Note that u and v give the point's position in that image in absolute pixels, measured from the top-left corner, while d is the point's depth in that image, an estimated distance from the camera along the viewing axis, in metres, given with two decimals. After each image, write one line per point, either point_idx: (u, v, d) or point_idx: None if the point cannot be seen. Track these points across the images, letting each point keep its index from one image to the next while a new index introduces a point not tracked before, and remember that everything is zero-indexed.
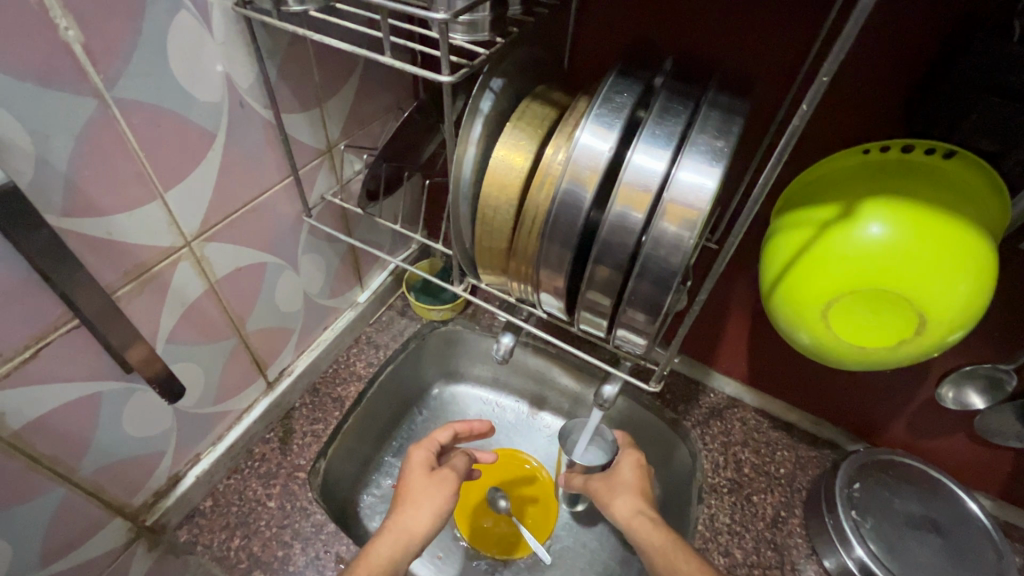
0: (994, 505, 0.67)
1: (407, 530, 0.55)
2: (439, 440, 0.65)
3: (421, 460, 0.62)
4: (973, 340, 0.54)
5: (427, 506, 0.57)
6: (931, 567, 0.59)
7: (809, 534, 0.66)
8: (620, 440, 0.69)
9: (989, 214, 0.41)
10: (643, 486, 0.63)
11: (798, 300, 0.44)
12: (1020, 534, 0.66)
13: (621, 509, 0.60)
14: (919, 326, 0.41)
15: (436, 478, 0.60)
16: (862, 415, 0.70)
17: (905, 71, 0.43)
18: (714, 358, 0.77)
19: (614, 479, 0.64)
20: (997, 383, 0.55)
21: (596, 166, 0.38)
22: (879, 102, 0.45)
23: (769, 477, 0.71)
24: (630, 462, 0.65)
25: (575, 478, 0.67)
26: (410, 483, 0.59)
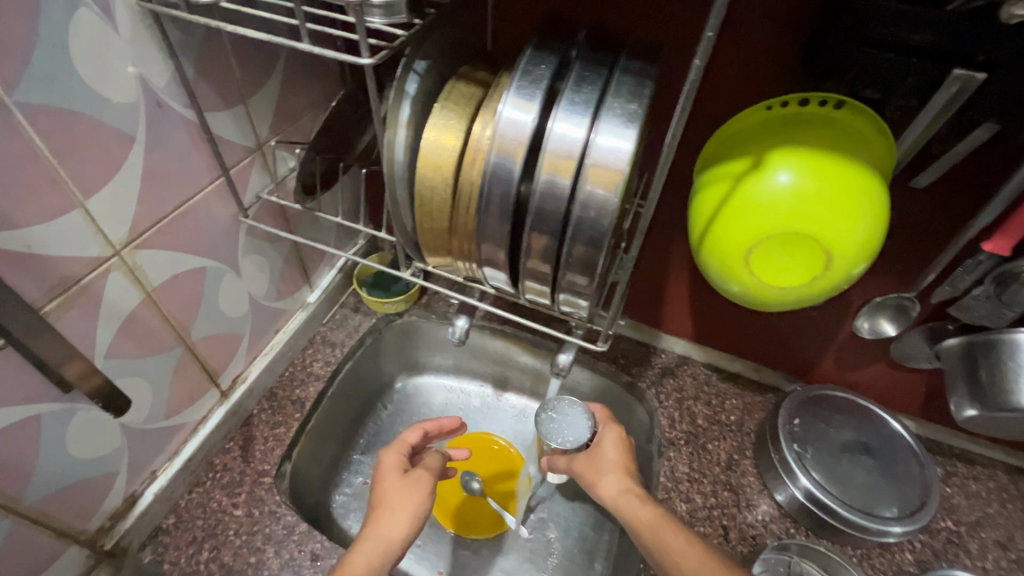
0: (918, 425, 0.74)
1: (385, 536, 0.54)
2: (410, 441, 0.66)
3: (393, 464, 0.62)
4: (880, 275, 0.60)
5: (403, 509, 0.57)
6: (864, 486, 0.66)
7: (760, 472, 0.71)
8: (600, 416, 0.70)
9: (878, 156, 0.45)
10: (626, 463, 0.64)
11: (723, 250, 0.47)
12: (939, 448, 0.74)
13: (605, 486, 0.61)
14: (829, 262, 0.45)
15: (411, 478, 0.60)
16: (798, 357, 0.75)
17: (796, 32, 0.47)
18: (661, 320, 0.81)
19: (595, 456, 0.65)
20: (904, 310, 0.61)
21: (522, 137, 0.39)
22: (778, 62, 0.49)
23: (721, 425, 0.76)
24: (613, 438, 0.66)
25: (557, 460, 0.68)
26: (385, 487, 0.59)
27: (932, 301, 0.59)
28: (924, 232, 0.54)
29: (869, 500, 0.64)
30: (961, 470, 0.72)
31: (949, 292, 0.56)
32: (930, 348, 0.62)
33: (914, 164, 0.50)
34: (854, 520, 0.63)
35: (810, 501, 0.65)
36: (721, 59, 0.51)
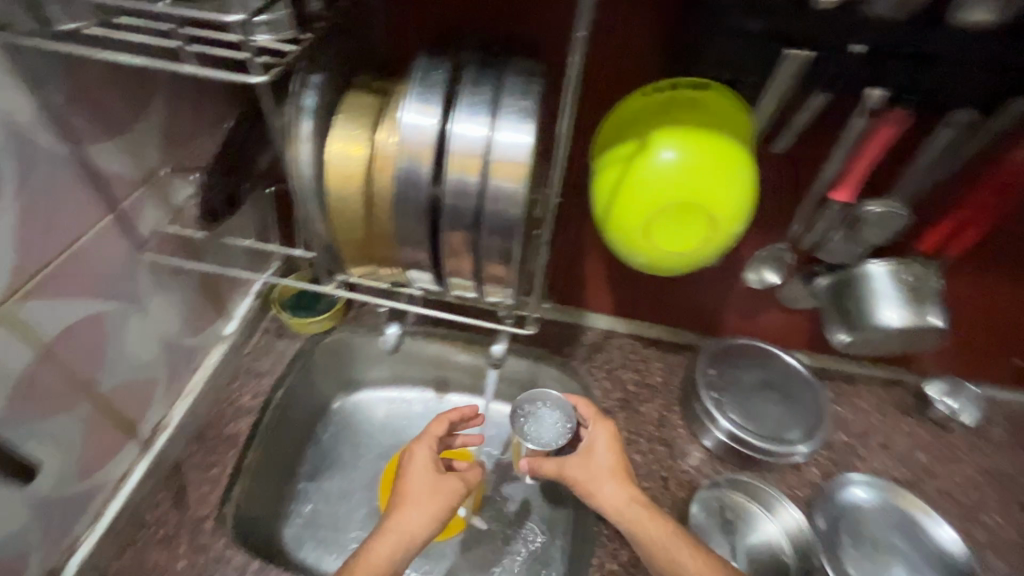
0: (810, 358, 0.85)
1: (405, 533, 0.57)
2: (437, 434, 0.66)
3: (423, 460, 0.63)
4: (761, 232, 0.68)
5: (426, 509, 0.59)
6: (773, 418, 0.76)
7: (688, 423, 0.78)
8: (587, 414, 0.69)
9: (742, 128, 0.52)
10: (620, 465, 0.65)
11: (624, 225, 0.52)
12: (828, 374, 0.86)
13: (605, 494, 0.62)
14: (713, 224, 0.51)
15: (438, 480, 0.61)
16: (706, 315, 0.83)
17: (657, 28, 0.53)
18: (583, 299, 0.86)
19: (590, 463, 0.65)
20: (779, 257, 0.69)
21: (426, 140, 0.41)
22: (648, 53, 0.55)
23: (649, 387, 0.82)
24: (606, 439, 0.66)
25: (544, 463, 0.66)
26: (411, 484, 0.61)
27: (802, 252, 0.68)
28: (789, 190, 0.63)
29: (777, 429, 0.74)
30: (847, 390, 0.84)
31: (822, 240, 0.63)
32: (806, 287, 0.71)
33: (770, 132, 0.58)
34: (768, 450, 0.72)
35: (732, 440, 0.74)
36: (600, 54, 0.56)
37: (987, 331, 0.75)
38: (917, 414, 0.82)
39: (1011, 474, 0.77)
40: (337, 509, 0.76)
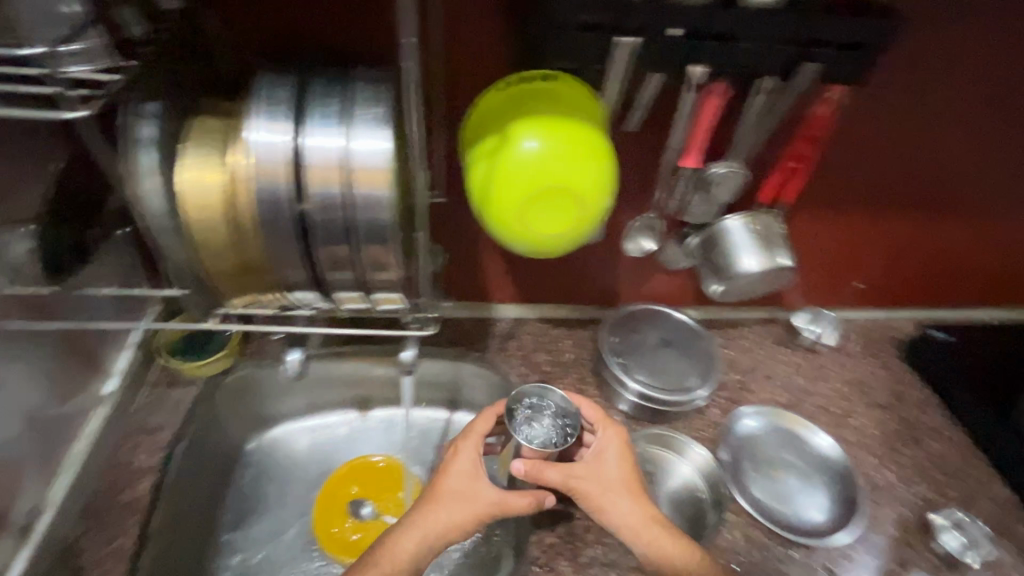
0: (701, 312, 0.94)
1: (433, 529, 0.60)
2: (482, 432, 0.65)
3: (465, 462, 0.63)
4: (633, 205, 0.72)
5: (458, 514, 0.61)
6: (674, 372, 0.83)
7: (601, 391, 0.85)
8: (594, 419, 0.69)
9: (595, 112, 0.56)
10: (631, 476, 0.65)
11: (499, 215, 0.55)
12: (718, 321, 0.95)
13: (618, 511, 0.63)
14: (582, 203, 0.55)
15: (475, 486, 0.62)
16: (605, 288, 0.88)
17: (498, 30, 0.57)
18: (488, 293, 0.88)
19: (602, 476, 0.65)
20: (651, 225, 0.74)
21: (280, 158, 0.41)
22: (496, 54, 0.58)
23: (562, 364, 0.88)
24: (618, 450, 0.67)
25: (549, 474, 0.63)
26: (448, 484, 0.62)
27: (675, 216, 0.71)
28: (648, 163, 0.67)
29: (679, 380, 0.82)
30: (734, 333, 0.95)
31: (693, 206, 0.68)
32: (680, 246, 0.77)
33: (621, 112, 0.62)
34: (673, 401, 0.80)
35: (643, 399, 0.80)
36: (452, 59, 0.59)
37: (827, 264, 0.87)
38: (793, 342, 0.94)
39: (868, 378, 0.91)
40: (275, 546, 0.75)
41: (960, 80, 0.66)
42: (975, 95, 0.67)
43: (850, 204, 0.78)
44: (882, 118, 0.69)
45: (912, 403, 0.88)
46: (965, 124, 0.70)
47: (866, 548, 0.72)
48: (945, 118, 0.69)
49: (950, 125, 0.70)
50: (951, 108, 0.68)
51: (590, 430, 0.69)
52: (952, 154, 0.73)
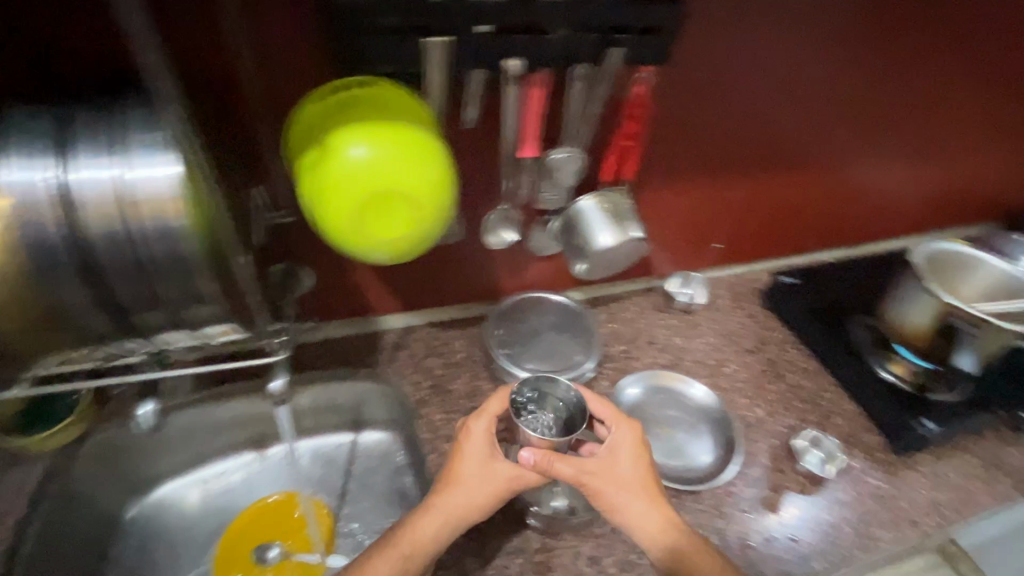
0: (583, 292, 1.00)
1: (448, 509, 0.62)
2: (494, 412, 0.68)
3: (479, 440, 0.66)
4: (492, 198, 0.71)
5: (473, 494, 0.63)
6: (560, 351, 0.87)
7: (496, 384, 0.86)
8: (608, 416, 0.69)
9: (419, 114, 0.56)
10: (644, 475, 0.65)
11: (335, 226, 0.54)
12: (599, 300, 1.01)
13: (632, 515, 0.63)
14: (418, 206, 0.54)
15: (489, 466, 0.64)
16: (488, 283, 0.90)
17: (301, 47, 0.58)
18: (370, 307, 0.87)
19: (616, 476, 0.64)
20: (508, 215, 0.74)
21: (43, 195, 0.40)
22: (304, 70, 0.60)
23: (455, 365, 0.88)
24: (633, 446, 0.66)
25: (561, 468, 0.63)
26: (462, 465, 0.65)
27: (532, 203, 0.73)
28: (493, 158, 0.68)
29: (566, 358, 0.86)
30: (614, 307, 1.01)
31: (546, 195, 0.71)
32: (546, 231, 0.81)
33: (455, 108, 0.62)
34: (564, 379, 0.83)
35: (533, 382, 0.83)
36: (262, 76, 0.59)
37: (683, 229, 0.95)
38: (668, 307, 1.02)
39: (735, 329, 1.00)
40: None
41: (751, 46, 0.72)
42: (768, 62, 0.75)
43: (688, 172, 0.85)
44: (696, 92, 0.75)
45: (775, 343, 0.98)
46: (770, 88, 0.78)
47: (744, 482, 0.78)
48: (749, 81, 0.76)
49: (755, 91, 0.77)
50: (752, 75, 0.75)
51: (604, 426, 0.70)
52: (765, 116, 0.81)
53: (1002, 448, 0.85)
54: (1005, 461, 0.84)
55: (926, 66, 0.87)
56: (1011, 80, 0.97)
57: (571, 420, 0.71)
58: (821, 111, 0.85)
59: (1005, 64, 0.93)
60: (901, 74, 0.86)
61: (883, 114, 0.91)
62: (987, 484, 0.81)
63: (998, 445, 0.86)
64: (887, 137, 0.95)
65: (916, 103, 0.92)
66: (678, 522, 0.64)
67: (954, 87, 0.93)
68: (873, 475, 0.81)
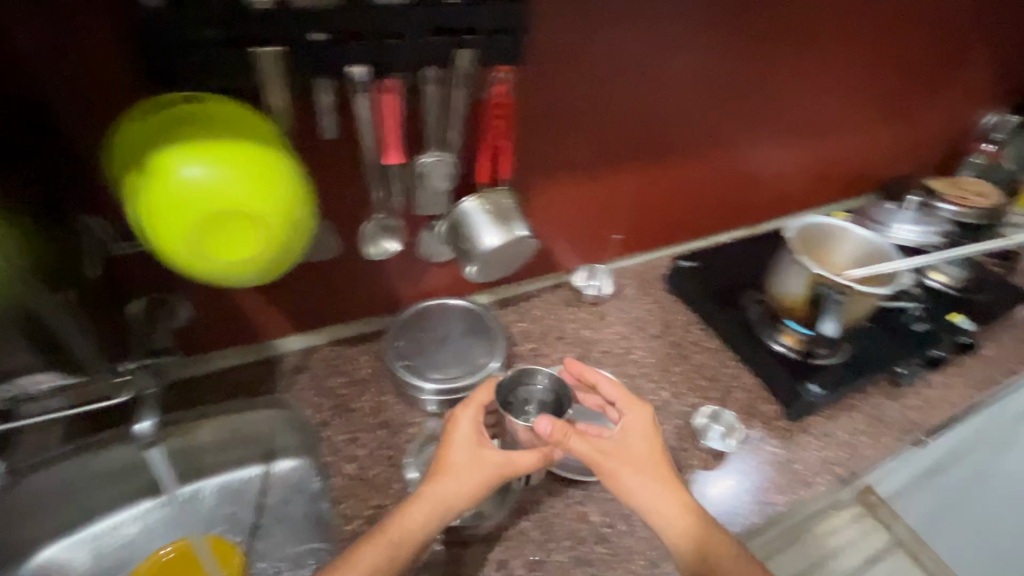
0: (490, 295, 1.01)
1: (437, 497, 0.63)
2: (482, 399, 0.69)
3: (467, 428, 0.67)
4: (367, 209, 0.70)
5: (462, 482, 0.64)
6: (462, 356, 0.86)
7: (402, 397, 0.84)
8: (620, 400, 0.71)
9: (258, 126, 0.53)
10: (656, 454, 0.66)
11: (176, 250, 0.51)
12: (508, 301, 1.02)
13: (648, 496, 0.64)
14: (265, 223, 0.52)
15: (477, 454, 0.65)
16: (388, 293, 0.88)
17: (120, 74, 0.58)
18: (262, 331, 0.83)
19: (631, 455, 0.66)
20: (386, 226, 0.72)
21: None
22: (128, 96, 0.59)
23: (360, 381, 0.86)
24: (644, 428, 0.68)
25: (576, 446, 0.65)
26: (451, 453, 0.66)
27: (416, 210, 0.72)
28: (358, 168, 0.66)
29: (469, 362, 0.85)
30: (523, 306, 1.02)
31: (423, 203, 0.70)
32: (435, 236, 0.80)
33: (307, 118, 0.61)
34: (469, 383, 0.82)
35: (437, 393, 0.81)
36: (83, 107, 0.58)
37: (580, 223, 0.96)
38: (576, 301, 1.04)
39: (643, 316, 1.03)
40: None
41: (616, 40, 0.75)
42: (636, 53, 0.78)
43: (574, 166, 0.86)
44: (567, 87, 0.76)
45: (679, 326, 1.01)
46: (642, 78, 0.81)
47: None
48: (621, 73, 0.79)
49: (625, 83, 0.80)
50: (619, 68, 0.78)
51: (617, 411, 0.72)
52: (643, 106, 0.84)
53: (885, 402, 0.92)
54: (888, 414, 0.90)
55: (786, 53, 0.93)
56: (864, 61, 1.05)
57: (557, 404, 0.76)
58: (694, 100, 0.89)
59: (855, 48, 1.02)
60: (765, 58, 0.91)
61: (757, 97, 0.96)
62: (872, 438, 0.87)
63: (881, 400, 0.92)
64: (760, 122, 1.01)
65: (784, 86, 0.98)
66: (690, 503, 0.65)
67: (817, 70, 1.00)
68: (771, 443, 0.85)
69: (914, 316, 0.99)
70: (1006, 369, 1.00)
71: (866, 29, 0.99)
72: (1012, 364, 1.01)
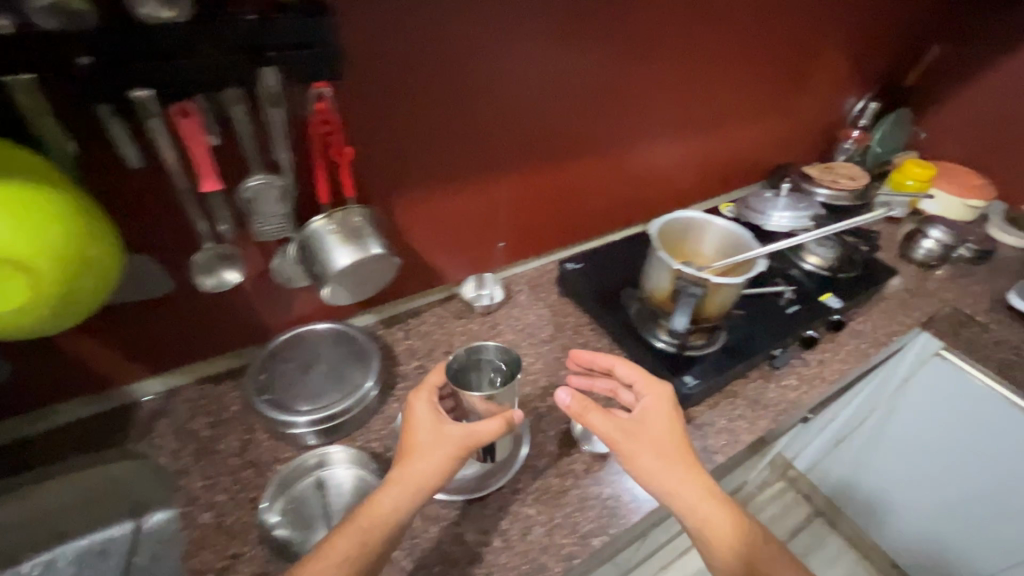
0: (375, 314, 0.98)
1: (406, 480, 0.63)
2: (433, 381, 0.73)
3: (422, 409, 0.69)
4: (190, 240, 0.67)
5: (429, 460, 0.64)
6: (335, 382, 0.83)
7: (272, 434, 0.79)
8: (642, 384, 0.75)
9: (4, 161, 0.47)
10: (675, 437, 0.70)
11: None
12: (395, 319, 1.00)
13: (665, 478, 0.67)
14: (29, 271, 0.47)
15: (437, 431, 0.66)
16: (253, 325, 0.83)
17: None
18: (109, 379, 0.77)
19: (651, 438, 0.69)
20: (226, 256, 0.68)
21: None
22: None
23: (227, 421, 0.80)
24: (663, 409, 0.72)
25: (595, 421, 0.70)
26: (413, 436, 0.67)
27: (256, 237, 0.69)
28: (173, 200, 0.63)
29: (344, 387, 0.82)
30: (412, 323, 1.00)
31: (266, 229, 0.67)
32: (286, 261, 0.76)
33: (100, 152, 0.57)
34: (347, 407, 0.79)
35: (315, 426, 0.77)
36: None
37: (459, 233, 0.95)
38: (467, 312, 1.03)
39: (534, 322, 1.02)
40: None
41: (458, 49, 0.74)
42: (483, 61, 0.77)
43: (439, 177, 0.86)
44: (416, 99, 0.75)
45: (570, 329, 1.01)
46: (494, 86, 0.81)
47: (531, 475, 0.79)
48: (470, 82, 0.78)
49: (481, 92, 0.80)
50: (472, 78, 0.78)
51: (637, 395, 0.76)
52: (500, 114, 0.84)
53: (763, 386, 0.95)
54: (766, 397, 0.93)
55: (651, 56, 0.95)
56: (734, 56, 1.08)
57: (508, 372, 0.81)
58: (559, 105, 0.90)
59: (722, 45, 1.04)
60: (627, 58, 0.92)
61: (625, 97, 0.97)
62: (750, 423, 0.89)
63: (760, 384, 0.95)
64: (634, 124, 1.03)
65: (653, 84, 0.99)
66: (711, 485, 0.67)
67: (685, 67, 1.02)
68: None
69: (784, 300, 1.03)
70: (875, 343, 1.06)
71: (731, 30, 1.03)
72: (881, 336, 1.07)
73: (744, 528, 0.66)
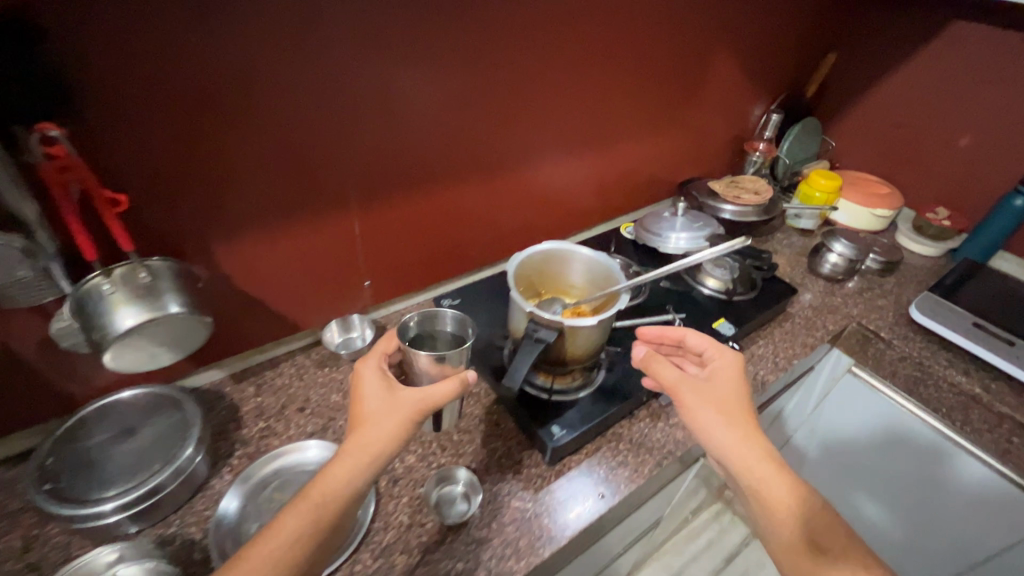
0: (221, 369, 0.87)
1: (359, 449, 0.58)
2: (386, 351, 0.71)
3: (374, 374, 0.66)
4: None
5: (384, 426, 0.60)
6: (144, 452, 0.71)
7: (66, 526, 0.68)
8: (712, 349, 0.77)
9: None
10: (739, 399, 0.69)
11: None
12: (249, 372, 0.90)
13: (723, 432, 0.66)
14: None
15: (388, 398, 0.63)
16: (48, 398, 0.72)
17: None
18: None
19: (713, 395, 0.69)
20: None
21: None
22: None
23: (12, 513, 0.69)
24: (732, 371, 0.73)
25: (663, 370, 0.71)
26: (365, 403, 0.63)
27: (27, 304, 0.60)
28: None
29: (159, 456, 0.71)
30: (268, 375, 0.90)
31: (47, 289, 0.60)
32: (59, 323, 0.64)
33: None
34: (159, 478, 0.67)
35: (126, 509, 0.65)
36: None
37: (308, 275, 0.86)
38: (332, 359, 0.93)
39: None
40: None
41: (263, 77, 0.66)
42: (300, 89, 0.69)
43: (270, 217, 0.77)
44: (222, 134, 0.67)
45: None
46: (324, 114, 0.73)
47: (372, 554, 0.68)
48: (291, 111, 0.70)
49: (306, 121, 0.72)
50: (289, 107, 0.70)
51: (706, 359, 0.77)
52: (338, 143, 0.77)
53: (652, 426, 0.87)
54: (651, 439, 0.85)
55: (513, 76, 0.89)
56: (615, 73, 1.03)
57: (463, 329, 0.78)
58: (410, 130, 0.82)
59: (598, 61, 0.99)
60: (485, 78, 0.86)
61: (492, 119, 0.91)
62: (633, 469, 0.81)
63: (647, 424, 0.87)
64: (507, 147, 0.97)
65: (522, 105, 0.93)
66: (770, 450, 0.65)
67: (558, 85, 0.96)
68: (519, 496, 0.76)
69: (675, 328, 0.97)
70: (774, 368, 1.00)
71: (606, 45, 0.98)
72: (781, 360, 1.02)
73: (802, 498, 0.63)
